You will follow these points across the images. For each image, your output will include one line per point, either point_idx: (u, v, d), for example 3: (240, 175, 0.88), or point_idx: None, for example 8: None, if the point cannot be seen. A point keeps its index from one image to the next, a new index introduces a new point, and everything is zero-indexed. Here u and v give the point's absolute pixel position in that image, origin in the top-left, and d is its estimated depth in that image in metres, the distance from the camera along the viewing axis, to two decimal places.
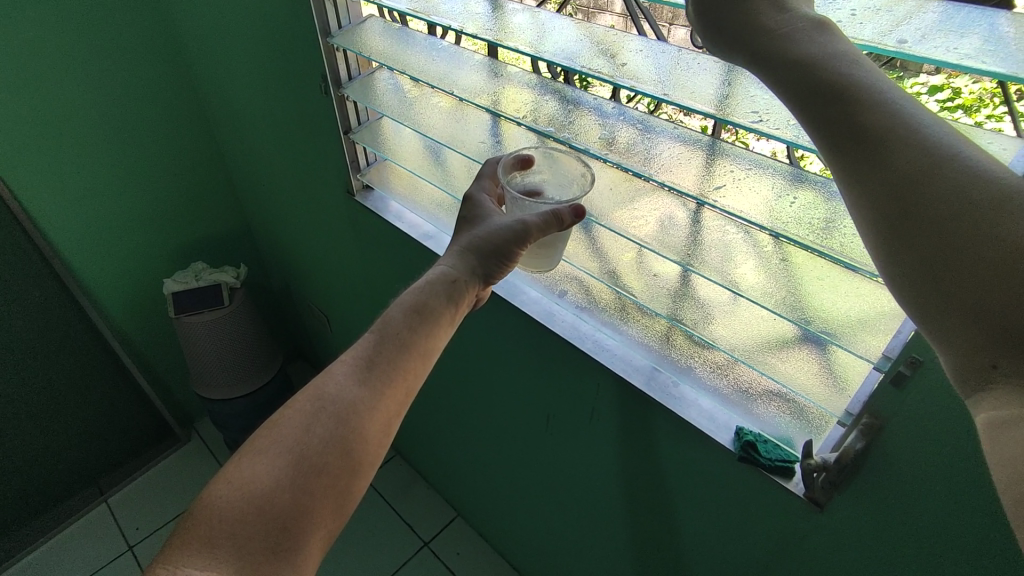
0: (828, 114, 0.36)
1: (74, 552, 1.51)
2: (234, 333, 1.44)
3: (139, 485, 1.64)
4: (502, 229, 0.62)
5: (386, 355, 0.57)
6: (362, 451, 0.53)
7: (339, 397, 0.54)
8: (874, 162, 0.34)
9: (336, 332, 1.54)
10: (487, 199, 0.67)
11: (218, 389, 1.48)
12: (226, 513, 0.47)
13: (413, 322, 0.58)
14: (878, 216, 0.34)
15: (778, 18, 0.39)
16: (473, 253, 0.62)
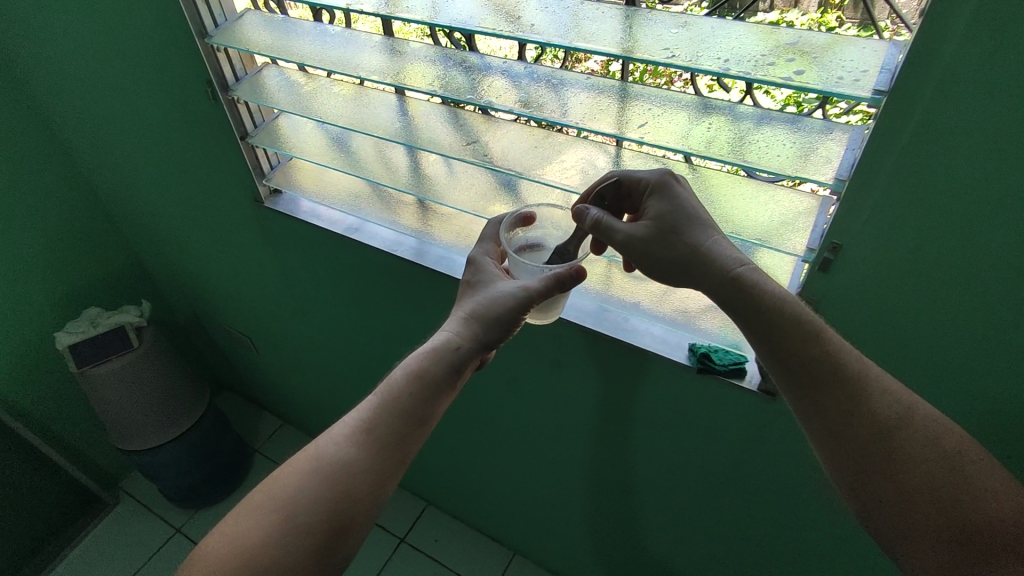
0: (770, 333, 0.55)
1: None
2: (152, 375, 1.34)
3: (72, 563, 1.49)
4: (502, 296, 0.62)
5: (382, 421, 0.60)
6: (353, 510, 0.57)
7: (334, 457, 0.58)
8: (824, 385, 0.56)
9: (264, 352, 1.47)
10: (488, 262, 0.68)
11: (148, 439, 1.37)
12: (222, 557, 0.53)
13: (411, 387, 0.61)
14: (824, 415, 0.57)
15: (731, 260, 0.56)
16: (475, 321, 0.63)
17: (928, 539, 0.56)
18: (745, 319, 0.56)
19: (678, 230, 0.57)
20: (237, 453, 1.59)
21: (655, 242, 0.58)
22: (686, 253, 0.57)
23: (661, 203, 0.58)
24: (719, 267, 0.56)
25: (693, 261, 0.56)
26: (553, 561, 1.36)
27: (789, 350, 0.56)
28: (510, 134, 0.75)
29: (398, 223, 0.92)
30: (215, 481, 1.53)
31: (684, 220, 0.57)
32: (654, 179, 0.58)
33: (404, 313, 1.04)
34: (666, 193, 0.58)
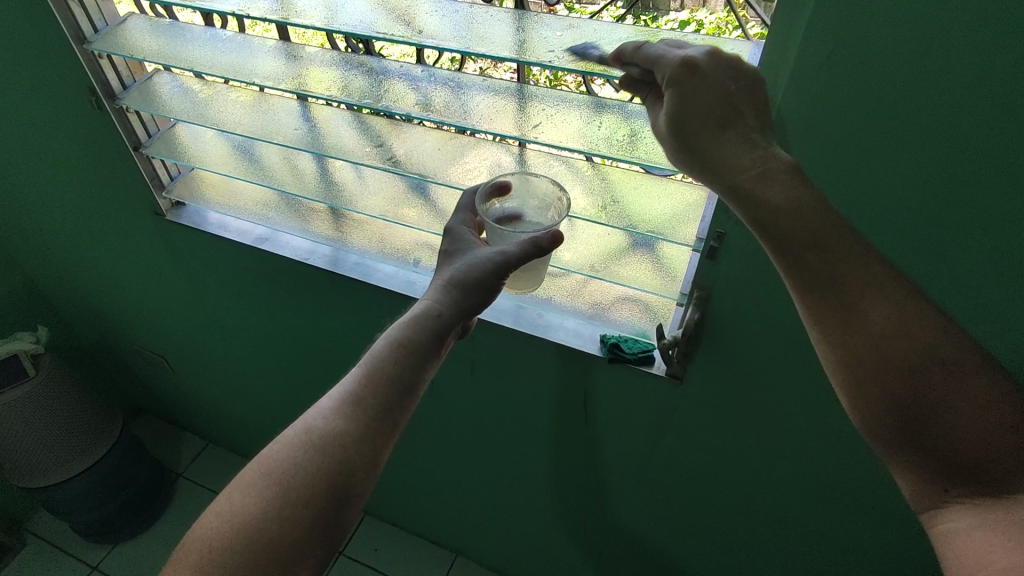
0: (795, 206, 0.47)
1: None
2: (54, 404, 1.25)
3: None
4: (482, 261, 0.59)
5: (369, 391, 0.54)
6: (351, 482, 0.51)
7: (323, 429, 0.52)
8: (839, 284, 0.49)
9: (182, 372, 1.39)
10: (464, 230, 0.65)
11: (54, 473, 1.28)
12: (216, 542, 0.48)
13: (397, 355, 0.56)
14: (833, 316, 0.50)
15: (755, 159, 0.48)
16: (455, 286, 0.59)
17: (921, 452, 0.49)
18: (747, 208, 0.49)
19: (689, 119, 0.48)
20: (159, 480, 1.51)
21: (685, 109, 0.48)
22: (715, 130, 0.48)
23: (672, 89, 0.48)
24: (723, 159, 0.48)
25: (717, 141, 0.48)
26: (494, 558, 1.37)
27: (801, 224, 0.48)
28: (417, 137, 0.75)
29: (311, 231, 0.90)
30: (134, 511, 1.44)
31: (694, 112, 0.47)
32: (674, 63, 0.47)
33: (325, 321, 1.02)
34: (680, 81, 0.47)
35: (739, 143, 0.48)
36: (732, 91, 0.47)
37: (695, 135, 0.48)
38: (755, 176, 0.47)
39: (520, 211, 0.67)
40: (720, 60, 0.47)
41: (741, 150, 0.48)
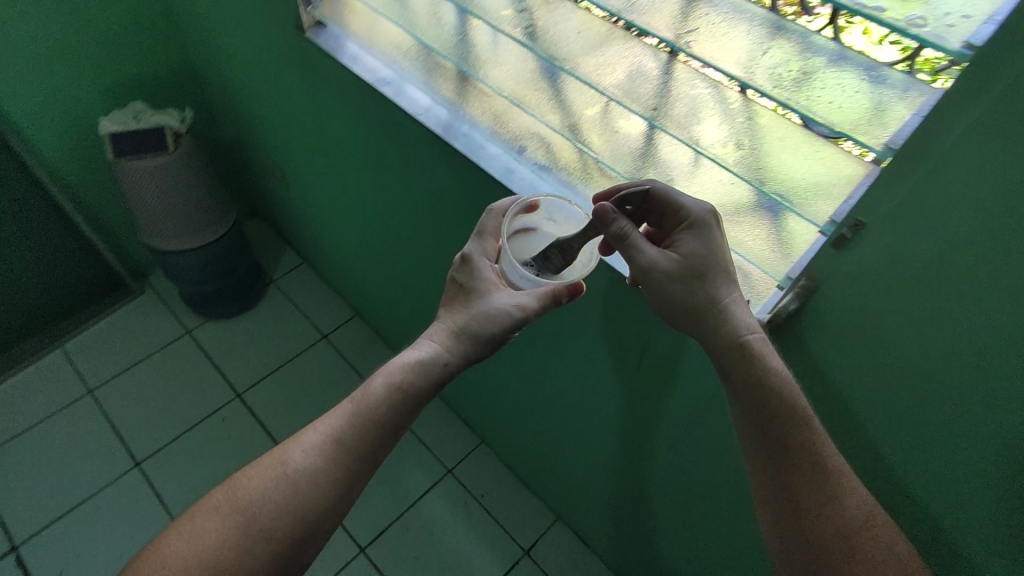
0: (784, 391, 0.57)
1: (31, 396, 1.51)
2: (184, 182, 1.37)
3: (96, 331, 1.63)
4: (500, 315, 0.63)
5: (353, 433, 0.60)
6: (316, 522, 0.58)
7: (300, 466, 0.58)
8: (814, 466, 0.56)
9: (295, 191, 1.48)
10: (488, 276, 0.66)
11: (168, 241, 1.43)
12: (174, 560, 0.54)
13: (391, 400, 0.61)
14: (801, 494, 0.57)
15: (751, 325, 0.59)
16: (465, 339, 0.64)
17: None
18: (741, 370, 0.58)
19: (697, 273, 0.59)
20: (252, 279, 1.66)
21: (704, 260, 0.59)
22: (722, 281, 0.59)
23: (705, 235, 0.59)
24: (735, 317, 0.59)
25: (727, 296, 0.59)
26: (513, 455, 1.43)
27: (789, 417, 0.57)
28: (562, 16, 0.67)
29: (433, 88, 0.88)
30: (228, 296, 1.62)
31: (711, 266, 0.59)
32: (707, 212, 0.59)
33: (420, 184, 1.02)
34: (712, 232, 0.59)
35: (738, 307, 0.59)
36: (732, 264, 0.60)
37: (704, 281, 0.59)
38: (754, 340, 0.58)
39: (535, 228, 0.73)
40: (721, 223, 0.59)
41: (742, 313, 0.59)
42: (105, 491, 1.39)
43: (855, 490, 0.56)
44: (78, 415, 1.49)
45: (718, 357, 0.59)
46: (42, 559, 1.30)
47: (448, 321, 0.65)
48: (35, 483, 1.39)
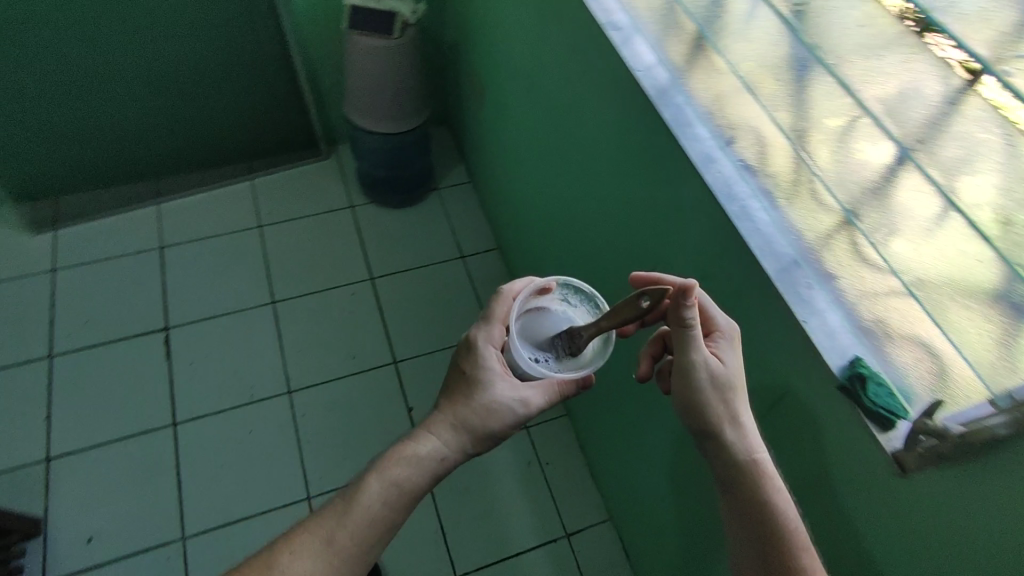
0: (785, 513, 0.59)
1: (215, 211, 1.72)
2: (396, 69, 1.43)
3: (282, 176, 1.81)
4: (505, 412, 0.71)
5: (347, 529, 0.66)
6: None
7: (289, 568, 0.63)
8: None
9: (486, 111, 1.50)
10: (495, 367, 0.73)
11: (367, 121, 1.53)
12: None
13: (385, 495, 0.68)
14: None
15: (759, 449, 0.62)
16: (465, 432, 0.71)
17: None
18: (748, 488, 0.60)
19: (721, 385, 0.63)
20: (421, 181, 1.74)
21: (727, 373, 0.64)
22: (739, 402, 0.63)
23: (724, 352, 0.65)
24: (749, 433, 0.62)
25: (743, 412, 0.63)
26: (590, 440, 1.39)
27: (788, 539, 0.58)
28: (840, 15, 0.61)
29: (663, 51, 0.82)
30: (395, 186, 1.71)
31: (732, 382, 0.64)
32: (730, 331, 0.66)
33: (601, 143, 0.96)
34: (730, 351, 0.65)
35: (751, 425, 0.63)
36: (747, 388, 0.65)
37: (726, 395, 0.63)
38: (758, 461, 0.61)
39: (548, 306, 0.79)
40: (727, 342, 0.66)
41: (751, 434, 0.63)
42: (243, 313, 1.57)
43: None
44: (245, 240, 1.68)
45: (729, 474, 0.62)
46: (185, 341, 1.52)
47: (450, 419, 0.71)
48: (196, 284, 1.60)
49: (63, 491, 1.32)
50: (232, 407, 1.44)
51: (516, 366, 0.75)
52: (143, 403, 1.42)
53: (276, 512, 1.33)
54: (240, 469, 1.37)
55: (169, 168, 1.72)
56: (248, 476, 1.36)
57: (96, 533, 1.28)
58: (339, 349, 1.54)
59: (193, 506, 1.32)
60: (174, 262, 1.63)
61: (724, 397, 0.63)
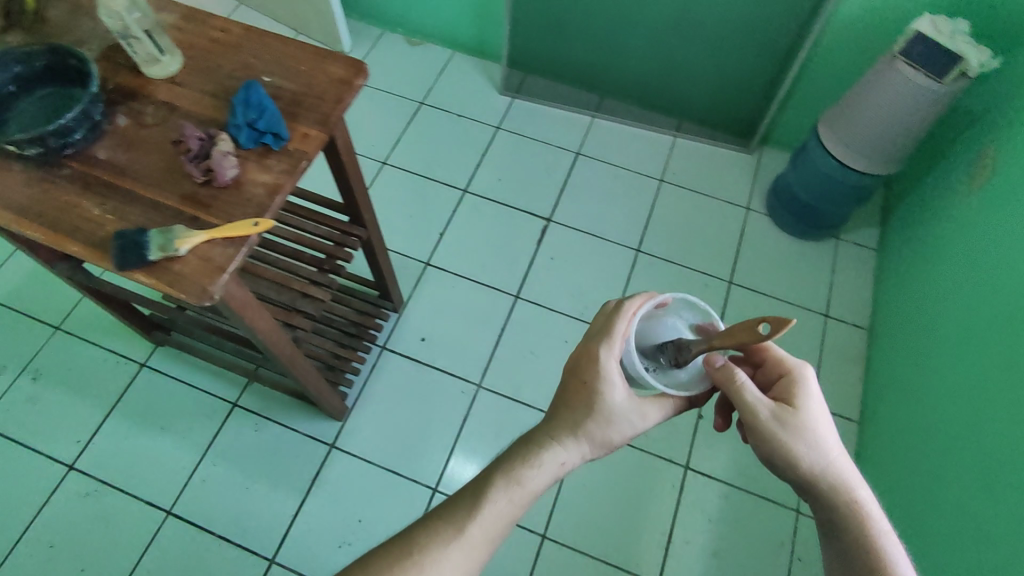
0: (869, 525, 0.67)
1: (631, 147, 1.83)
2: (913, 112, 1.29)
3: (701, 147, 1.84)
4: (625, 424, 0.73)
5: (477, 520, 0.67)
6: None
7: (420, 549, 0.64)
8: None
9: (966, 197, 1.33)
10: (613, 378, 0.73)
11: (834, 144, 1.45)
12: None
13: (511, 492, 0.69)
14: None
15: (841, 466, 0.69)
16: (586, 439, 0.73)
17: None
18: (838, 498, 0.68)
19: (799, 411, 0.70)
20: (829, 224, 1.63)
21: (798, 402, 0.71)
22: (821, 429, 0.70)
23: (794, 388, 0.71)
24: (829, 455, 0.69)
25: (821, 439, 0.69)
26: None
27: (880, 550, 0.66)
28: None
29: None
30: (806, 214, 1.63)
31: (805, 411, 0.70)
32: (791, 368, 0.72)
33: None
34: (796, 387, 0.71)
35: (829, 448, 0.70)
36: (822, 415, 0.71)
37: (807, 427, 0.69)
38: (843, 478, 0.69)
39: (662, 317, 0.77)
40: (803, 374, 0.72)
41: (833, 452, 0.70)
42: (610, 246, 1.67)
43: None
44: (642, 186, 1.77)
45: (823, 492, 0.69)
46: (557, 239, 1.67)
47: (570, 429, 0.73)
48: (588, 199, 1.74)
49: (424, 293, 1.58)
50: (564, 315, 1.57)
51: (630, 375, 0.76)
52: (504, 267, 1.62)
53: None
54: (543, 367, 1.50)
55: (620, 93, 1.86)
56: (546, 376, 1.49)
57: (428, 338, 1.52)
58: None
59: (498, 369, 1.50)
60: (580, 171, 1.78)
61: (809, 434, 0.69)
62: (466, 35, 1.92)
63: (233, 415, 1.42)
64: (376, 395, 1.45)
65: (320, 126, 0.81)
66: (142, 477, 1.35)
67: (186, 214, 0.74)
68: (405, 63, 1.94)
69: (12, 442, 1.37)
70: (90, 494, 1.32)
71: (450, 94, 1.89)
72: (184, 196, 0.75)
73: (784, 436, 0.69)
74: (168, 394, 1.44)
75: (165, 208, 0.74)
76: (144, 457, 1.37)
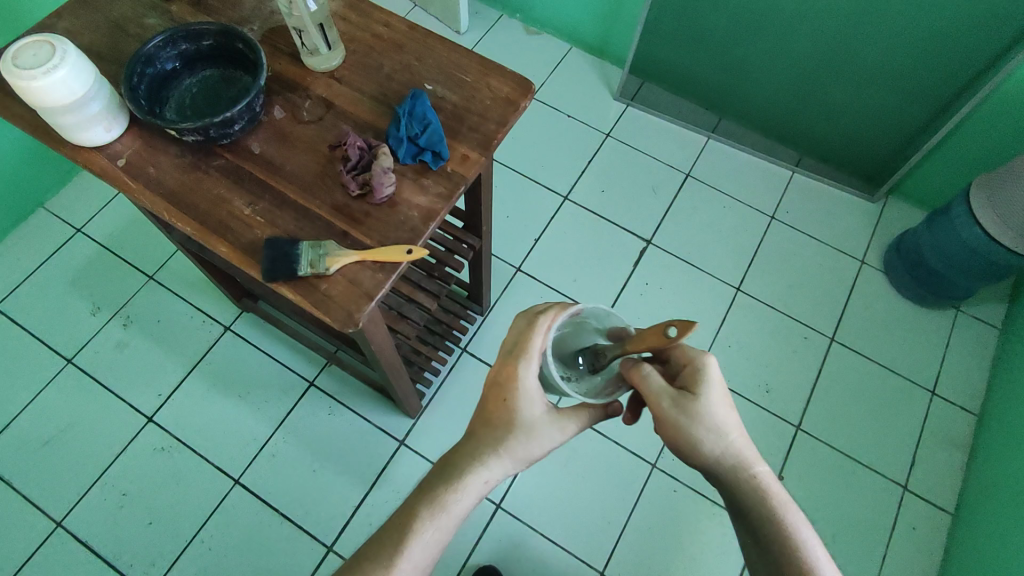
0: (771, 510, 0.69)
1: (744, 176, 1.72)
2: None
3: (820, 188, 1.72)
4: (545, 439, 0.72)
5: (407, 544, 0.65)
6: None
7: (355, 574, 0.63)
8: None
9: None
10: (531, 393, 0.72)
11: (987, 215, 1.32)
12: None
13: (438, 514, 0.67)
14: None
15: (742, 450, 0.71)
16: (509, 455, 0.71)
17: None
18: (745, 487, 0.70)
19: (705, 402, 0.70)
20: (953, 295, 1.51)
21: (702, 390, 0.70)
22: (725, 417, 0.71)
23: (696, 376, 0.71)
24: (731, 441, 0.71)
25: (722, 425, 0.71)
26: None
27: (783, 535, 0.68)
28: None
29: None
30: (930, 280, 1.51)
31: (710, 400, 0.70)
32: (691, 355, 0.72)
33: None
34: (698, 373, 0.71)
35: (731, 431, 0.71)
36: (724, 400, 0.71)
37: (710, 416, 0.70)
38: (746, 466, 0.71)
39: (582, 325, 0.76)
40: (706, 361, 0.71)
41: (735, 437, 0.71)
42: (710, 279, 1.58)
43: None
44: (751, 220, 1.67)
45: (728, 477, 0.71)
46: (654, 264, 1.59)
47: (491, 446, 0.71)
48: (692, 226, 1.65)
49: (512, 299, 1.53)
50: None
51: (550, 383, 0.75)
52: (596, 286, 1.56)
53: (625, 454, 1.42)
54: None
55: (741, 117, 1.75)
56: None
57: None
58: (759, 372, 1.49)
59: None
60: (688, 194, 1.69)
61: (709, 420, 0.70)
62: (589, 33, 1.83)
63: (309, 394, 1.41)
64: (452, 397, 1.43)
65: (481, 148, 0.75)
66: (214, 441, 1.36)
67: (335, 228, 0.70)
68: (520, 52, 1.87)
69: (97, 384, 1.40)
70: (163, 450, 1.34)
71: (562, 91, 1.81)
72: (336, 207, 0.71)
73: (684, 424, 0.70)
74: (248, 361, 1.44)
75: (315, 218, 0.70)
76: (218, 421, 1.38)
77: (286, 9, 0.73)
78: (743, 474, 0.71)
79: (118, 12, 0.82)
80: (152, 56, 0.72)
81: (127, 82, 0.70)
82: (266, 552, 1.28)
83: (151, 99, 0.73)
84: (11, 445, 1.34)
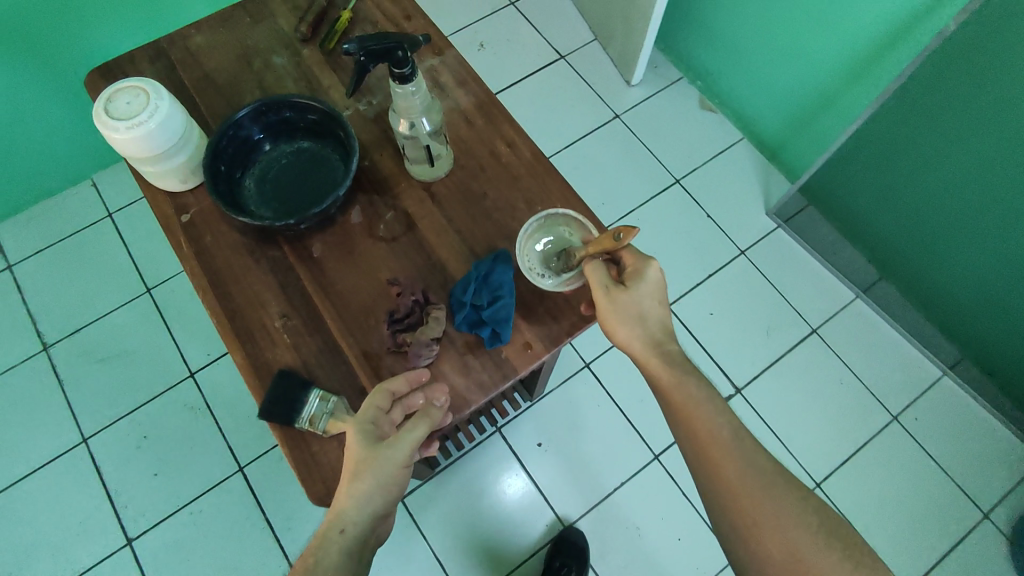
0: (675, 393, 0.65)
1: (882, 359, 1.46)
2: None
3: (971, 406, 1.42)
4: (393, 464, 0.55)
5: None
6: None
7: None
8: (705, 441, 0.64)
9: None
10: (369, 423, 0.57)
11: None
12: None
13: None
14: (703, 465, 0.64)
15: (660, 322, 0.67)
16: (368, 498, 0.54)
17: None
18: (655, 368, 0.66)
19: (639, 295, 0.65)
20: None
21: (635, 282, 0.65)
22: (651, 301, 0.65)
23: (631, 269, 0.66)
24: (650, 323, 0.66)
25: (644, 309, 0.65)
26: None
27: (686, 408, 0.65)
28: None
29: None
30: None
31: (647, 291, 0.65)
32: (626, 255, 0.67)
33: None
34: (632, 266, 0.66)
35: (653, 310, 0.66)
36: (656, 292, 0.66)
37: (634, 302, 0.65)
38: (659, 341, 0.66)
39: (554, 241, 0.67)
40: (647, 267, 0.65)
41: (656, 313, 0.66)
42: (791, 462, 1.37)
43: (736, 442, 0.64)
44: (869, 411, 1.41)
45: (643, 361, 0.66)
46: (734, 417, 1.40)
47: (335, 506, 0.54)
48: (796, 391, 1.42)
49: (567, 395, 1.41)
50: (694, 506, 1.33)
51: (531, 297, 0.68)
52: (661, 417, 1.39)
53: None
54: (641, 548, 1.30)
55: (907, 290, 1.48)
56: (641, 561, 1.29)
57: (545, 445, 1.37)
58: None
59: (593, 522, 1.32)
60: (806, 352, 1.46)
61: (638, 311, 0.65)
62: (769, 131, 1.60)
63: None
64: (466, 472, 1.35)
65: (550, 340, 0.65)
66: (238, 419, 1.38)
67: (356, 382, 0.62)
68: (685, 126, 1.67)
69: (163, 323, 1.46)
70: (193, 410, 1.39)
71: (712, 186, 1.61)
72: (364, 353, 0.63)
73: (616, 315, 0.64)
74: None
75: (339, 358, 0.63)
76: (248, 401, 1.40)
77: (406, 132, 0.63)
78: (671, 361, 0.66)
79: (251, 41, 0.78)
80: (244, 122, 0.67)
81: (212, 146, 0.64)
82: (240, 547, 1.29)
83: (233, 164, 0.67)
84: (77, 348, 1.44)
